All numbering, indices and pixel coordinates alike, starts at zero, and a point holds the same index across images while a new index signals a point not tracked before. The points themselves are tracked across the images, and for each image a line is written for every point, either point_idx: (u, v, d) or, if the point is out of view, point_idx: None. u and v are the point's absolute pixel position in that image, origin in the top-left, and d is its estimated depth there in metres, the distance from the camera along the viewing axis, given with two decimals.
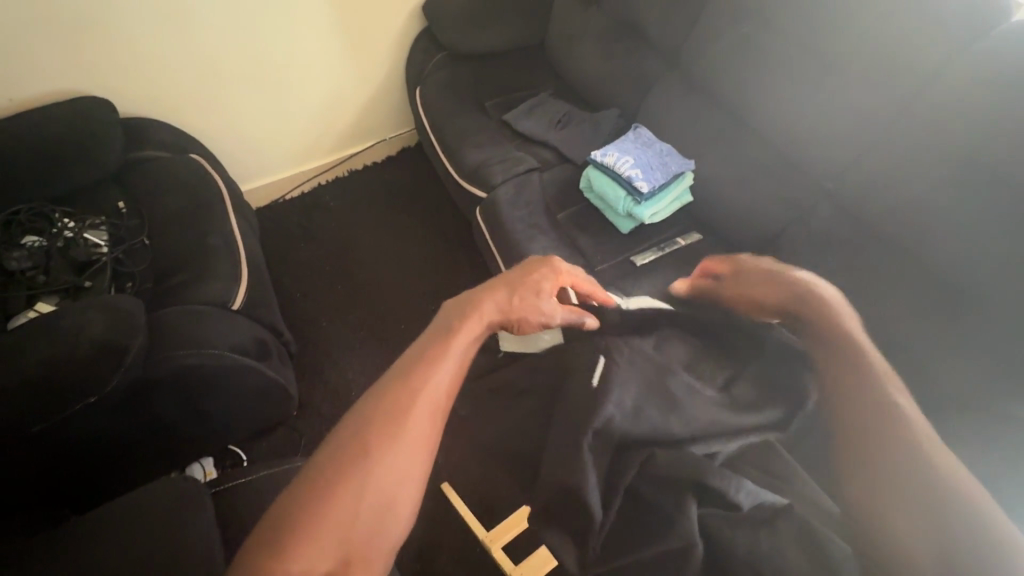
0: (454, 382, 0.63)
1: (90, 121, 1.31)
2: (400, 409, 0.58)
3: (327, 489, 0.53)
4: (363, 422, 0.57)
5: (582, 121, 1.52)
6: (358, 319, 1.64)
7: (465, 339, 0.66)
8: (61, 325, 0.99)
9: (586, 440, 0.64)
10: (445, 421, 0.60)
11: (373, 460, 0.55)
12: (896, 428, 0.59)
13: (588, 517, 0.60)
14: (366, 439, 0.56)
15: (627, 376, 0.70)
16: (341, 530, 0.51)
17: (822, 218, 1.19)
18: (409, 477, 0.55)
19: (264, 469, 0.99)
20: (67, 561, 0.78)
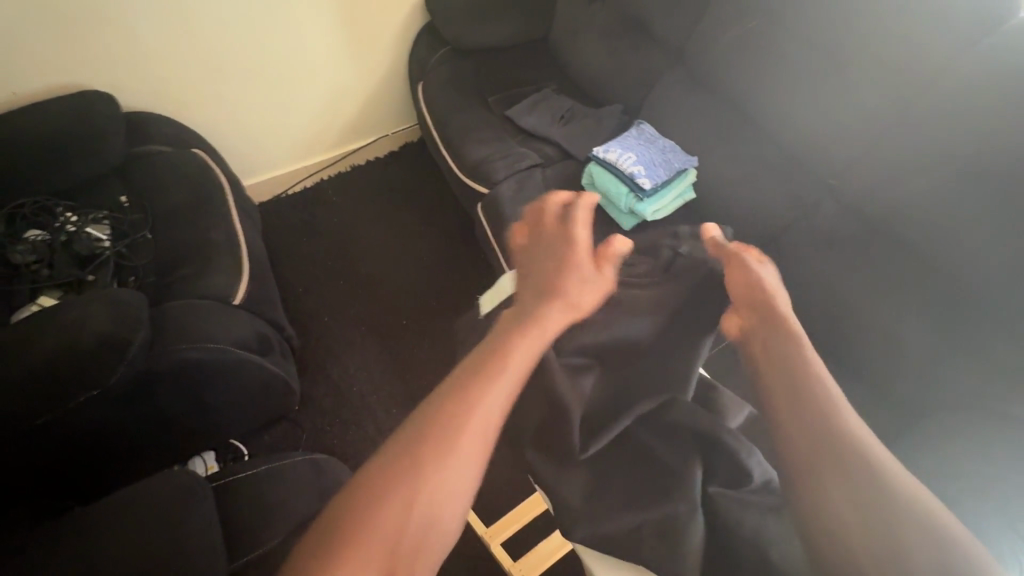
0: (509, 403, 0.62)
1: (92, 115, 1.31)
2: (455, 426, 0.59)
3: (379, 496, 0.55)
4: (419, 433, 0.59)
5: (585, 117, 1.51)
6: (359, 315, 1.64)
7: (523, 357, 0.66)
8: (63, 319, 1.00)
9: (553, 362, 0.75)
10: (496, 442, 0.61)
11: (429, 474, 0.57)
12: (847, 448, 0.58)
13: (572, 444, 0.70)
14: (426, 450, 0.58)
15: (574, 301, 0.82)
16: (389, 538, 0.54)
17: (824, 215, 1.18)
18: (456, 495, 0.57)
19: (264, 463, 0.99)
20: (70, 553, 0.78)
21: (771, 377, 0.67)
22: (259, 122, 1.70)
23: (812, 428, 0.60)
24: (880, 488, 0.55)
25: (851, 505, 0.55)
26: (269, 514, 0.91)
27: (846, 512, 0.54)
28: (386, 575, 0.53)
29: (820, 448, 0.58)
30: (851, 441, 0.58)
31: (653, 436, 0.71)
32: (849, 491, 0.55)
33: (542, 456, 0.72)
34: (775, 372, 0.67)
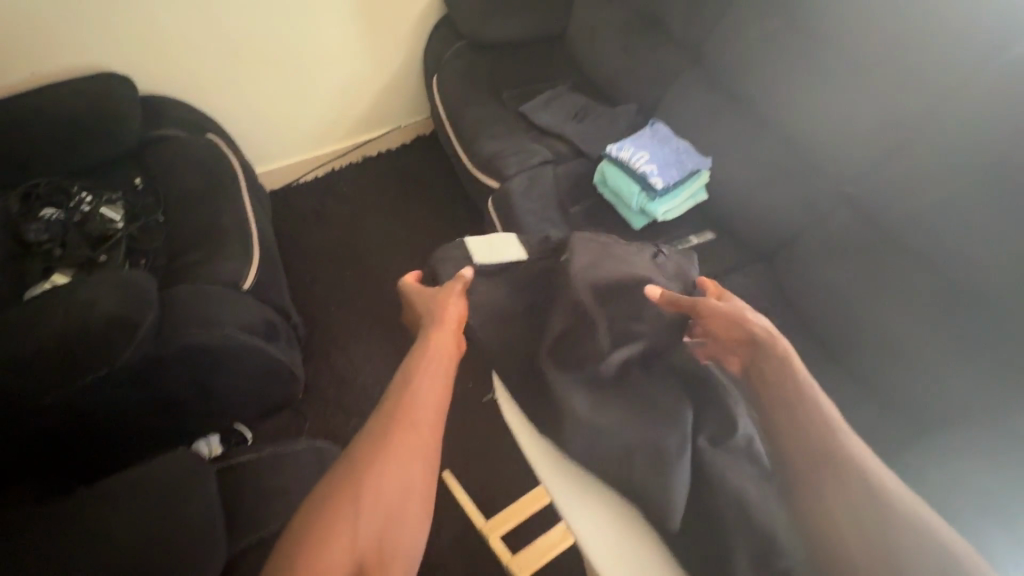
0: (431, 404, 0.72)
1: (107, 96, 1.31)
2: (385, 435, 0.69)
3: (332, 507, 0.64)
4: (359, 452, 0.68)
5: (599, 114, 1.50)
6: (366, 306, 1.64)
7: (433, 367, 0.75)
8: (75, 298, 1.01)
9: (579, 286, 0.82)
10: (428, 437, 0.70)
11: (368, 480, 0.65)
12: (833, 450, 0.64)
13: (600, 346, 0.78)
14: (363, 464, 0.67)
15: (585, 251, 0.88)
16: (347, 538, 0.62)
17: (840, 221, 1.15)
18: (404, 489, 0.66)
19: (268, 448, 0.98)
20: (75, 531, 0.79)
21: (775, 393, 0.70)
22: (274, 109, 1.71)
23: (809, 446, 0.65)
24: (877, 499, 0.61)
25: (853, 511, 0.60)
26: (271, 499, 0.91)
27: (842, 513, 0.61)
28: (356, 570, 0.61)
29: (814, 449, 0.65)
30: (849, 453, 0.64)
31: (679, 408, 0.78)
32: (841, 497, 0.62)
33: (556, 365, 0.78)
34: (764, 385, 0.72)
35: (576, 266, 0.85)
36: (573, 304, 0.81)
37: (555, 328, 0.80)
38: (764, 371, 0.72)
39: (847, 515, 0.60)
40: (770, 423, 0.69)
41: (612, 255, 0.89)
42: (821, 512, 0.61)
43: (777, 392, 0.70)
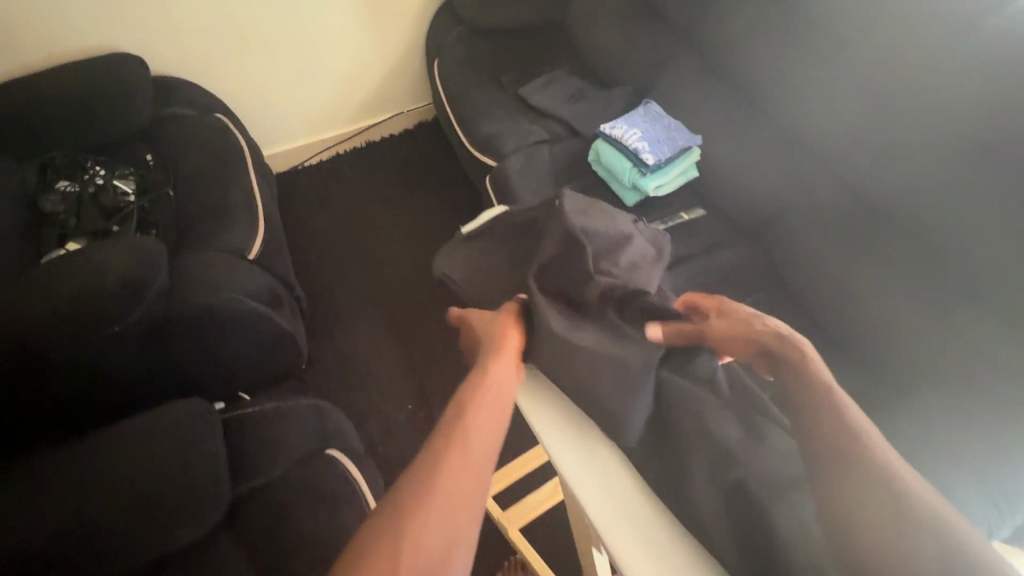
0: (489, 435, 0.63)
1: (120, 75, 1.37)
2: (436, 466, 0.59)
3: (373, 553, 0.52)
4: (405, 487, 0.58)
5: (596, 97, 1.54)
6: (368, 284, 1.69)
7: (491, 394, 0.67)
8: (88, 259, 1.06)
9: (570, 227, 0.83)
10: (484, 473, 0.60)
11: (418, 520, 0.55)
12: (859, 446, 0.58)
13: (584, 272, 0.81)
14: (413, 501, 0.56)
15: (576, 206, 0.86)
16: None
17: (825, 196, 1.19)
18: (457, 533, 0.55)
19: (269, 403, 1.02)
20: (91, 472, 0.85)
21: (793, 384, 0.65)
22: (280, 92, 1.77)
23: (822, 437, 0.60)
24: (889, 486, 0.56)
25: (876, 505, 0.55)
26: (271, 449, 0.95)
27: (875, 514, 0.55)
28: None
29: (838, 444, 0.59)
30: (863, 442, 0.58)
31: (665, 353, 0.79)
32: (865, 492, 0.56)
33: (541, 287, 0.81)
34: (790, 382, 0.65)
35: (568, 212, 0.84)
36: (564, 239, 0.82)
37: (545, 255, 0.82)
38: (794, 380, 0.65)
39: (872, 511, 0.55)
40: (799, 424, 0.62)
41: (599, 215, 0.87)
42: (847, 511, 0.56)
43: (802, 387, 0.64)
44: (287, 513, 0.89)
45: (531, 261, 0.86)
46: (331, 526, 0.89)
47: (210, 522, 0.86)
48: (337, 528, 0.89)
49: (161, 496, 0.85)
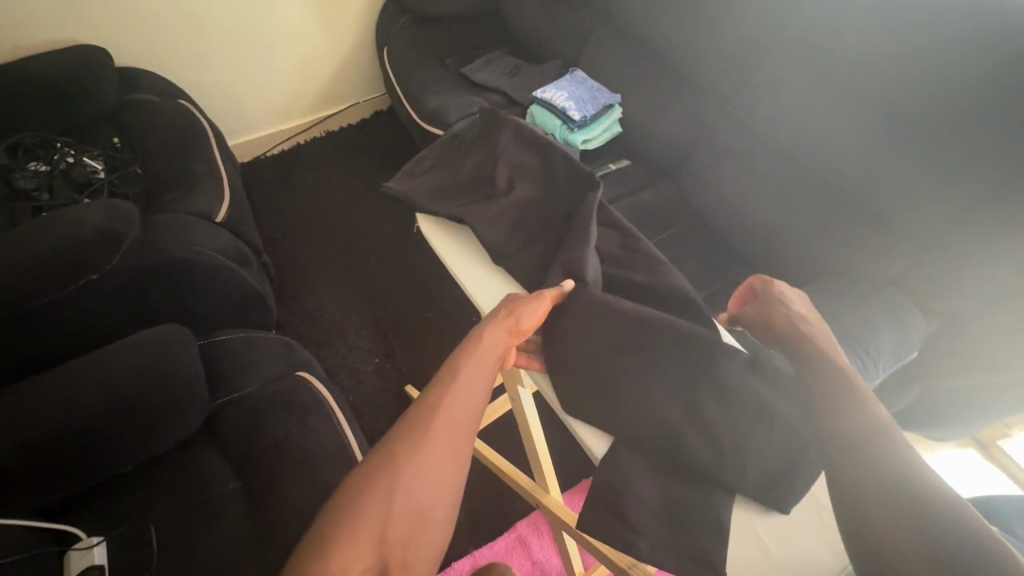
0: (473, 397, 0.66)
1: (86, 63, 1.47)
2: (420, 427, 0.62)
3: (358, 502, 0.56)
4: (391, 445, 0.61)
5: (530, 71, 1.71)
6: (332, 254, 1.80)
7: (479, 364, 0.70)
8: (65, 219, 1.15)
9: (490, 149, 1.04)
10: (466, 434, 0.63)
11: (402, 476, 0.58)
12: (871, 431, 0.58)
13: (494, 182, 1.01)
14: (397, 458, 0.59)
15: (494, 128, 1.05)
16: (373, 541, 0.54)
17: (723, 136, 1.39)
18: (439, 491, 0.59)
19: (241, 333, 1.12)
20: (74, 384, 0.93)
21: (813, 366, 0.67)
22: (240, 83, 1.88)
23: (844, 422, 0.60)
24: (898, 477, 0.54)
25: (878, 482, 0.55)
26: (245, 368, 1.07)
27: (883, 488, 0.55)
28: None
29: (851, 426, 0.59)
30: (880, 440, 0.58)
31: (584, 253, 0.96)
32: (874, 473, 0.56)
33: (466, 191, 1.03)
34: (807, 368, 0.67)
35: (496, 138, 1.04)
36: (482, 157, 1.05)
37: (468, 170, 1.05)
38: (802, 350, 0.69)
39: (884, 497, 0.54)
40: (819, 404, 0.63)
41: (517, 135, 1.02)
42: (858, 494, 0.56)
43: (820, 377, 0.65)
44: (261, 421, 1.01)
45: (456, 173, 1.05)
46: (301, 428, 1.01)
47: (189, 428, 0.99)
48: (307, 429, 1.01)
49: (144, 409, 0.95)
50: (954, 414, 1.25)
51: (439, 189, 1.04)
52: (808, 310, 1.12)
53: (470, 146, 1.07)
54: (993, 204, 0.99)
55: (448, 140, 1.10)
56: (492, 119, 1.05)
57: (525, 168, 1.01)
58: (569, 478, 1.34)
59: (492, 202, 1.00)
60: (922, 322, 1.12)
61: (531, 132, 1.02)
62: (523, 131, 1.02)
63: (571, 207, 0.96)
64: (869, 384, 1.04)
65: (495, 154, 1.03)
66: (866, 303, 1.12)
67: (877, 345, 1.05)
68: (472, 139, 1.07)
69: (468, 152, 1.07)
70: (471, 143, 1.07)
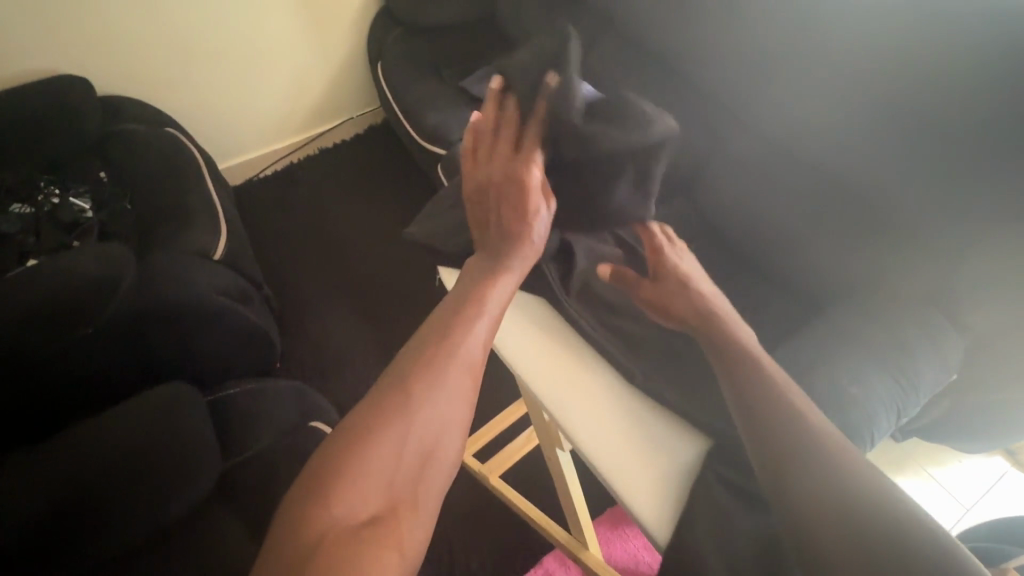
0: (485, 337, 0.64)
1: (67, 95, 1.40)
2: (434, 365, 0.60)
3: (369, 432, 0.55)
4: (402, 378, 0.59)
5: (532, 82, 1.64)
6: (335, 280, 1.73)
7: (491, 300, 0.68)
8: (54, 267, 1.08)
9: None
10: (478, 375, 0.61)
11: (414, 413, 0.57)
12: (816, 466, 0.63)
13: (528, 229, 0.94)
14: (409, 392, 0.58)
15: None
16: (384, 476, 0.53)
17: (739, 147, 1.35)
18: (449, 428, 0.58)
19: (251, 383, 1.07)
20: (79, 452, 0.88)
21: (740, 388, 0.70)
22: (229, 104, 1.81)
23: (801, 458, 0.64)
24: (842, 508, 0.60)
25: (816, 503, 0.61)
26: (257, 422, 1.01)
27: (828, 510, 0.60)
28: (386, 511, 0.52)
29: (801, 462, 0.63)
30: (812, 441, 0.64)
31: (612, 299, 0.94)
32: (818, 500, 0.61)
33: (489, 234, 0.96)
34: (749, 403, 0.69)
35: None
36: None
37: None
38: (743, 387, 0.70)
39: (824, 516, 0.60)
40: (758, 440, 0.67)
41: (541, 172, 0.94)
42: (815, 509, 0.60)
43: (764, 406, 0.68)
44: (277, 479, 0.96)
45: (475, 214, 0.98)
46: None
47: (201, 492, 0.93)
48: None
49: (152, 472, 0.90)
50: (986, 427, 1.22)
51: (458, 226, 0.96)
52: (838, 329, 1.08)
53: None
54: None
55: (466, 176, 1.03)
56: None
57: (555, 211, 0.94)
58: (595, 508, 1.31)
59: None
60: (957, 340, 1.08)
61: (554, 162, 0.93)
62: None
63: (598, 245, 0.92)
64: (908, 412, 1.00)
65: None
66: (901, 320, 1.08)
67: (915, 368, 1.01)
68: None
69: None
70: None
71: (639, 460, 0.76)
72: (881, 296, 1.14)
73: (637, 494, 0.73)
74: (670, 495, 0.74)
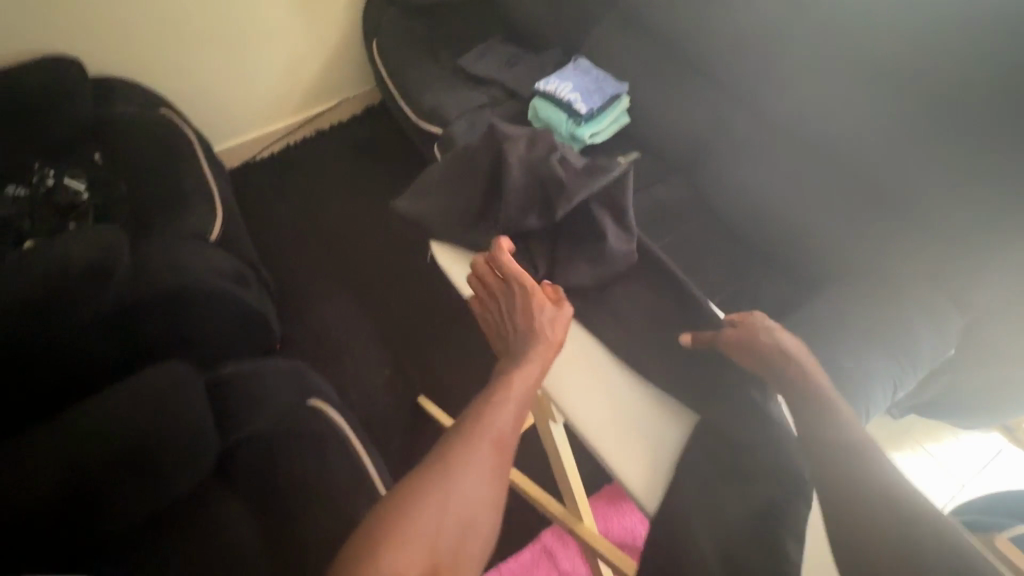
0: (514, 417, 0.74)
1: (59, 76, 1.38)
2: (470, 442, 0.70)
3: (415, 501, 0.65)
4: (443, 452, 0.70)
5: (529, 60, 1.62)
6: (333, 263, 1.73)
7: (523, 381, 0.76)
8: (49, 249, 1.07)
9: (511, 159, 0.94)
10: (507, 449, 0.72)
11: (452, 482, 0.67)
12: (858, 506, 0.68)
13: (524, 206, 0.93)
14: (449, 463, 0.68)
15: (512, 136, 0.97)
16: (427, 541, 0.63)
17: (739, 124, 1.33)
18: (483, 499, 0.68)
19: (245, 363, 1.06)
20: (79, 434, 0.88)
21: (813, 424, 0.73)
22: (223, 86, 1.79)
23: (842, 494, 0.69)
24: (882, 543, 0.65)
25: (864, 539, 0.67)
26: (255, 404, 1.01)
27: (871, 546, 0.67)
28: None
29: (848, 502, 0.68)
30: (871, 478, 0.67)
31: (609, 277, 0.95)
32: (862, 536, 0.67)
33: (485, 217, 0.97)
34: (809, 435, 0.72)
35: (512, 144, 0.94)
36: (495, 171, 0.96)
37: (481, 184, 0.97)
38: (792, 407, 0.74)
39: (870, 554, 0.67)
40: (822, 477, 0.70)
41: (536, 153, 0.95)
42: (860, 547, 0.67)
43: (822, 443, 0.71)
44: (277, 456, 0.98)
45: (466, 191, 0.97)
46: (319, 463, 0.97)
47: (202, 471, 0.94)
48: (325, 465, 0.97)
49: (154, 452, 0.91)
50: (980, 404, 1.23)
51: (452, 207, 0.96)
52: (837, 306, 1.07)
53: (477, 154, 0.98)
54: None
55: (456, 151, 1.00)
56: (502, 135, 0.96)
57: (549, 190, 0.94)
58: (593, 487, 1.32)
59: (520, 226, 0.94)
60: (957, 318, 1.07)
61: (546, 157, 0.95)
62: (537, 152, 0.95)
63: (598, 230, 0.91)
64: (905, 386, 1.00)
65: (509, 164, 0.94)
66: (900, 297, 1.07)
67: (916, 347, 1.01)
68: (483, 148, 0.98)
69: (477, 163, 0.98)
70: (480, 151, 0.98)
71: (641, 438, 0.78)
72: (881, 274, 1.13)
73: (634, 468, 0.75)
74: (661, 466, 0.76)
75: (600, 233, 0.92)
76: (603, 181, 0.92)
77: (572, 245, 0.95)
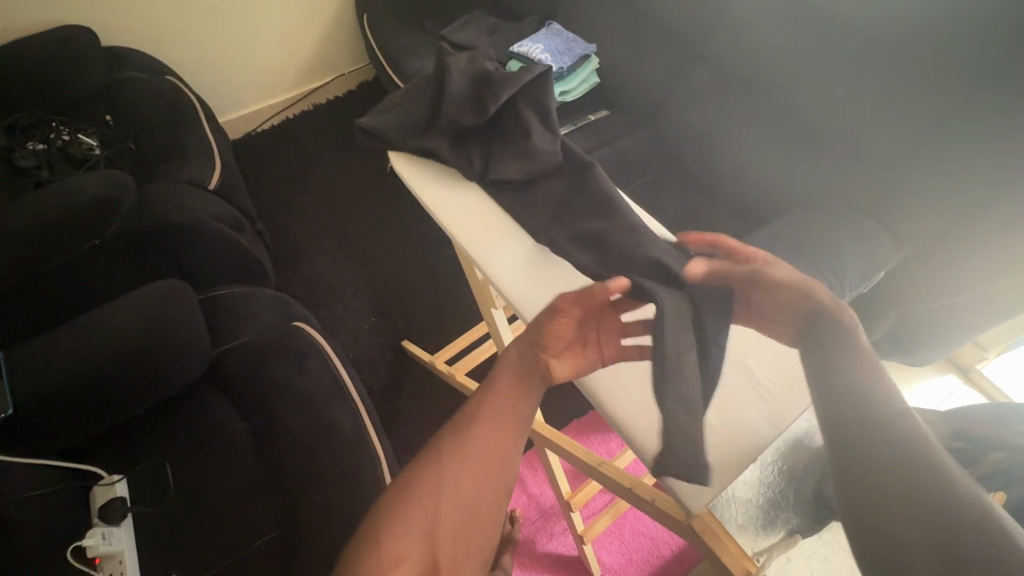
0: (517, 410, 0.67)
1: (76, 43, 1.51)
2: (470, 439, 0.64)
3: (412, 497, 0.60)
4: (443, 449, 0.64)
5: (509, 28, 1.72)
6: (326, 222, 1.84)
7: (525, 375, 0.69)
8: (64, 188, 1.19)
9: (455, 72, 1.00)
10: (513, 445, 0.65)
11: (452, 480, 0.61)
12: (873, 423, 0.50)
13: (469, 113, 0.98)
14: (449, 462, 0.62)
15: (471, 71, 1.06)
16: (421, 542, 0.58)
17: (698, 78, 1.41)
18: (483, 501, 0.61)
19: (238, 289, 1.18)
20: (83, 337, 0.99)
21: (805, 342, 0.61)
22: (225, 58, 1.91)
23: (845, 406, 0.52)
24: (914, 476, 0.46)
25: (886, 471, 0.47)
26: (245, 320, 1.13)
27: (893, 478, 0.47)
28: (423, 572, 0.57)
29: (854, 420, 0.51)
30: (885, 409, 0.50)
31: (549, 170, 0.93)
32: (888, 458, 0.48)
33: (438, 126, 1.00)
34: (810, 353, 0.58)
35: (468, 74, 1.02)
36: (441, 86, 1.01)
37: (433, 101, 1.01)
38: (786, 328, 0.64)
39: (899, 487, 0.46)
40: (825, 392, 0.54)
41: (479, 71, 1.01)
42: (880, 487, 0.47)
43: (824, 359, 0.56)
44: (262, 366, 1.07)
45: (422, 109, 1.02)
46: (300, 372, 1.07)
47: (194, 375, 1.05)
48: (306, 373, 1.07)
49: (149, 357, 1.00)
50: (927, 337, 1.30)
51: (409, 119, 1.03)
52: (777, 235, 1.16)
53: (432, 81, 1.04)
54: (968, 117, 1.00)
55: (415, 83, 1.08)
56: (449, 56, 1.03)
57: (485, 93, 0.98)
58: (562, 418, 1.42)
59: (481, 144, 0.99)
60: (891, 246, 1.15)
61: (485, 67, 1.01)
62: (479, 67, 1.02)
63: (525, 126, 0.94)
64: (835, 303, 1.07)
65: (448, 77, 1.00)
66: (838, 227, 1.15)
67: (845, 267, 1.08)
68: (437, 69, 1.03)
69: (430, 85, 1.04)
70: (434, 73, 1.03)
71: None
72: (824, 209, 1.21)
73: None
74: None
75: (525, 128, 0.95)
76: (525, 78, 0.96)
77: (500, 143, 0.97)
